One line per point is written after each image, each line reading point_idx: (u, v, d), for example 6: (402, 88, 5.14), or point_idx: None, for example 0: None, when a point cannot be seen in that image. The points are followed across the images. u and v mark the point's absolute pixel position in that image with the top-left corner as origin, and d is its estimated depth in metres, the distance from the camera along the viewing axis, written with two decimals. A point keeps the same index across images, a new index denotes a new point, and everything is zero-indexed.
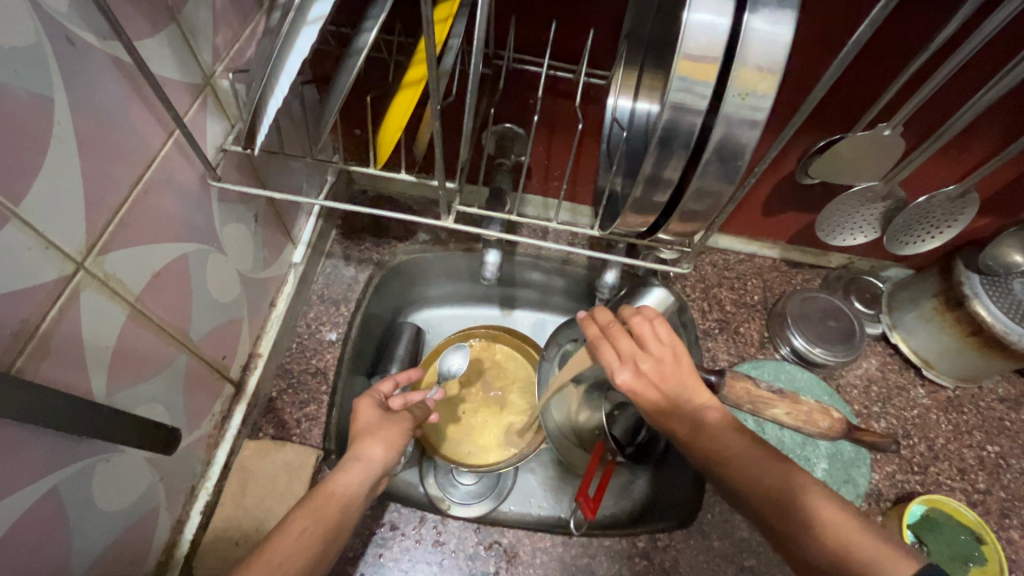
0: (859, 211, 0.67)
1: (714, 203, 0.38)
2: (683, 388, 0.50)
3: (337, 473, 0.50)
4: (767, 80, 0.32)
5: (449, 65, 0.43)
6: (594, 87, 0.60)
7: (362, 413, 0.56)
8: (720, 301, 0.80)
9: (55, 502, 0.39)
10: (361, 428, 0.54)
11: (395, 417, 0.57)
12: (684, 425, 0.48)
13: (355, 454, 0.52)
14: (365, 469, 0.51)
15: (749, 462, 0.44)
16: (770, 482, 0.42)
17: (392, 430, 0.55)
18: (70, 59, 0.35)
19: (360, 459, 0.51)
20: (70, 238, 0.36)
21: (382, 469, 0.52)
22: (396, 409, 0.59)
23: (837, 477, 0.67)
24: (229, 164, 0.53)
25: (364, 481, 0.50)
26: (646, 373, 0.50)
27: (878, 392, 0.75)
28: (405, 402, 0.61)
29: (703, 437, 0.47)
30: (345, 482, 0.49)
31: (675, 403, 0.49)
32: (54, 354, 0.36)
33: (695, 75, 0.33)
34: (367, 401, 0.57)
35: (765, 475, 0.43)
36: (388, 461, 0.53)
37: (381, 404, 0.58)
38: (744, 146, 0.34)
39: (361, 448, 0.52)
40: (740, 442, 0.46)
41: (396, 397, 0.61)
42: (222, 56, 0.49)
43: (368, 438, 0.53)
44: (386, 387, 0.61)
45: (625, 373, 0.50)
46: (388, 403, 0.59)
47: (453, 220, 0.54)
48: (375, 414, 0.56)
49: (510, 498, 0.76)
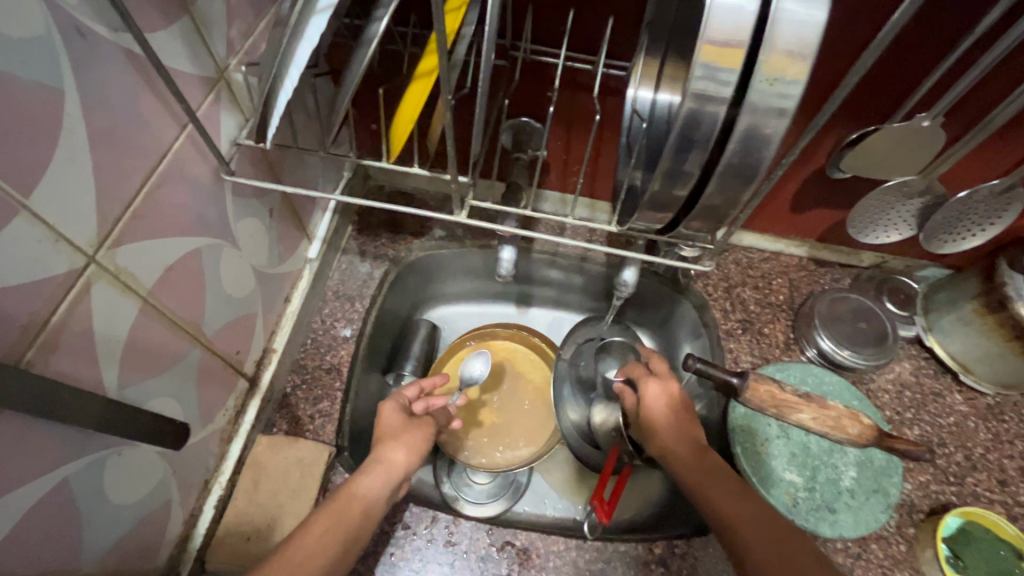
0: (894, 207, 0.64)
1: (740, 199, 0.36)
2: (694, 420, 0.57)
3: (360, 475, 0.50)
4: (798, 64, 0.29)
5: (461, 55, 0.41)
6: (614, 77, 0.58)
7: (385, 418, 0.56)
8: (744, 300, 0.77)
9: (64, 495, 0.39)
10: (384, 434, 0.54)
11: (418, 423, 0.56)
12: (687, 445, 0.53)
13: (378, 457, 0.51)
14: (388, 471, 0.51)
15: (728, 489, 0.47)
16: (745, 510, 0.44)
17: (416, 435, 0.54)
18: (81, 50, 0.34)
19: (383, 462, 0.51)
20: (80, 230, 0.36)
21: (405, 473, 0.52)
22: (418, 415, 0.59)
23: (865, 487, 0.63)
24: (243, 158, 0.53)
25: (386, 485, 0.50)
26: (670, 391, 0.58)
27: (911, 398, 0.71)
28: (427, 407, 0.60)
29: (703, 459, 0.51)
30: (367, 485, 0.49)
31: (688, 424, 0.56)
32: (64, 347, 0.36)
33: (719, 61, 0.30)
34: (390, 406, 0.57)
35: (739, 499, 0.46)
36: (410, 466, 0.53)
37: (404, 410, 0.58)
38: (770, 137, 0.32)
39: (384, 451, 0.52)
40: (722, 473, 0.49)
41: (418, 402, 0.60)
42: (236, 49, 0.48)
43: (391, 442, 0.53)
44: (410, 393, 0.61)
45: (653, 386, 0.58)
46: (411, 408, 0.59)
47: (467, 216, 0.52)
48: (399, 420, 0.56)
49: (524, 499, 0.75)
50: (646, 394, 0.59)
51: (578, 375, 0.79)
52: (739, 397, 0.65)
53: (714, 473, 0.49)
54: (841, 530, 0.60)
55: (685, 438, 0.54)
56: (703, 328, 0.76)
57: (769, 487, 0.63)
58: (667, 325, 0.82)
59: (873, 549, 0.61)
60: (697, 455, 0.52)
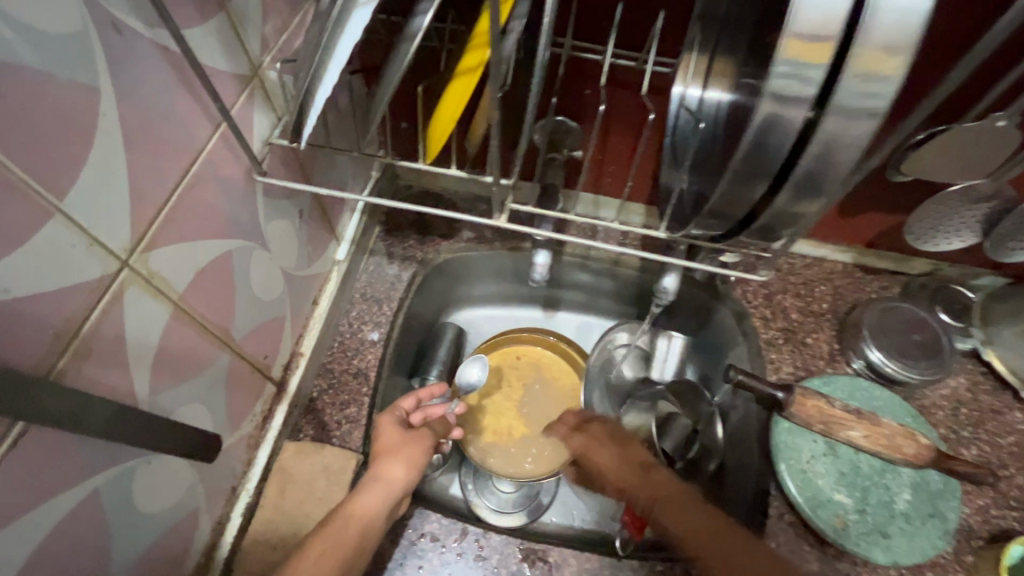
0: (957, 213, 0.61)
1: (811, 207, 0.33)
2: (630, 444, 0.61)
3: (359, 495, 0.50)
4: (894, 59, 0.26)
5: (509, 51, 0.36)
6: (659, 75, 0.55)
7: (383, 432, 0.54)
8: (785, 308, 0.74)
9: (94, 506, 0.38)
10: (382, 449, 0.53)
11: (415, 435, 0.56)
12: (626, 472, 0.57)
13: (376, 473, 0.51)
14: (387, 487, 0.51)
15: (675, 501, 0.51)
16: (696, 519, 0.48)
17: (413, 450, 0.54)
18: (117, 46, 0.33)
19: (380, 479, 0.51)
20: (114, 233, 0.35)
21: (404, 488, 0.52)
22: (416, 427, 0.57)
23: (921, 510, 0.59)
24: (275, 158, 0.51)
25: (386, 502, 0.50)
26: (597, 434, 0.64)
27: (967, 415, 0.67)
28: (425, 417, 0.58)
29: (646, 481, 0.55)
30: (367, 504, 0.49)
31: (624, 451, 0.60)
32: (97, 354, 0.35)
33: (804, 57, 0.27)
34: (387, 420, 0.56)
35: (687, 510, 0.49)
36: (409, 481, 0.53)
37: (403, 423, 0.56)
38: (855, 139, 0.29)
39: (382, 467, 0.52)
40: (669, 487, 0.53)
41: (416, 413, 0.58)
42: (270, 46, 0.47)
43: (389, 458, 0.53)
44: (407, 404, 0.58)
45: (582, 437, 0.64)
46: (407, 420, 0.57)
47: (507, 220, 0.50)
48: (398, 434, 0.55)
49: (551, 509, 0.73)
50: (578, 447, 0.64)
51: (608, 381, 0.79)
52: (783, 412, 0.62)
53: (665, 494, 0.52)
54: (896, 557, 0.57)
55: (631, 464, 0.58)
56: (741, 336, 0.72)
57: (817, 508, 0.59)
58: (701, 331, 0.79)
59: None
60: (638, 475, 0.56)
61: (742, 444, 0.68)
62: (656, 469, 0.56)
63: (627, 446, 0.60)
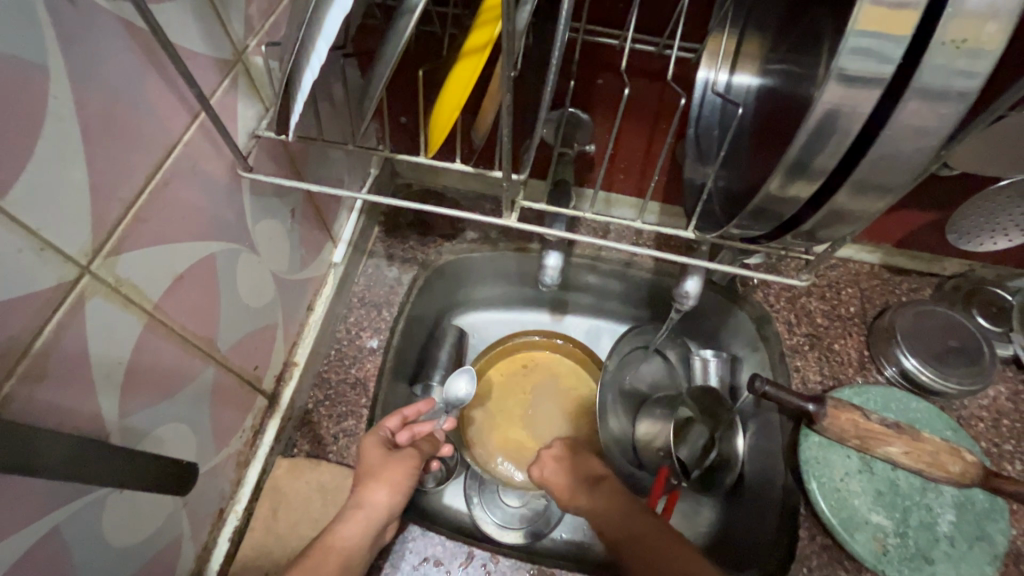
0: (1005, 211, 0.56)
1: (874, 204, 0.29)
2: (583, 462, 0.61)
3: (339, 524, 0.47)
4: (995, 24, 0.21)
5: (522, 26, 0.32)
6: (680, 62, 0.51)
7: (365, 455, 0.51)
8: (810, 312, 0.69)
9: (53, 545, 0.33)
10: (363, 471, 0.51)
11: (402, 454, 0.52)
12: (584, 497, 0.57)
13: (357, 501, 0.49)
14: (367, 520, 0.48)
15: (616, 516, 0.54)
16: (631, 530, 0.53)
17: (400, 472, 0.51)
18: (69, 19, 0.29)
19: (362, 507, 0.48)
20: (71, 236, 0.31)
21: (388, 515, 0.49)
22: (403, 447, 0.53)
23: (967, 533, 0.54)
24: (262, 152, 0.47)
25: (366, 532, 0.48)
26: (550, 459, 0.62)
27: (1010, 427, 0.63)
28: (412, 436, 0.55)
29: (597, 500, 0.56)
30: (347, 533, 0.47)
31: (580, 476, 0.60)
32: (52, 374, 0.31)
33: (881, 28, 0.22)
34: (371, 441, 0.52)
35: (622, 524, 0.53)
36: (394, 504, 0.50)
37: (387, 442, 0.53)
38: (941, 123, 0.24)
39: (364, 495, 0.49)
40: (610, 501, 0.56)
41: (403, 431, 0.55)
42: (255, 28, 0.43)
43: (372, 481, 0.50)
44: (392, 422, 0.55)
45: (538, 466, 0.62)
46: (394, 440, 0.54)
47: (517, 219, 0.45)
48: (380, 454, 0.51)
49: (562, 525, 0.67)
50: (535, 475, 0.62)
51: (622, 386, 0.70)
52: (814, 425, 0.57)
53: (610, 517, 0.54)
54: None
55: (578, 482, 0.59)
56: (762, 341, 0.69)
57: (854, 530, 0.54)
58: (717, 336, 0.75)
59: None
60: (591, 498, 0.57)
61: (767, 456, 0.64)
62: (605, 485, 0.58)
63: (577, 464, 0.61)
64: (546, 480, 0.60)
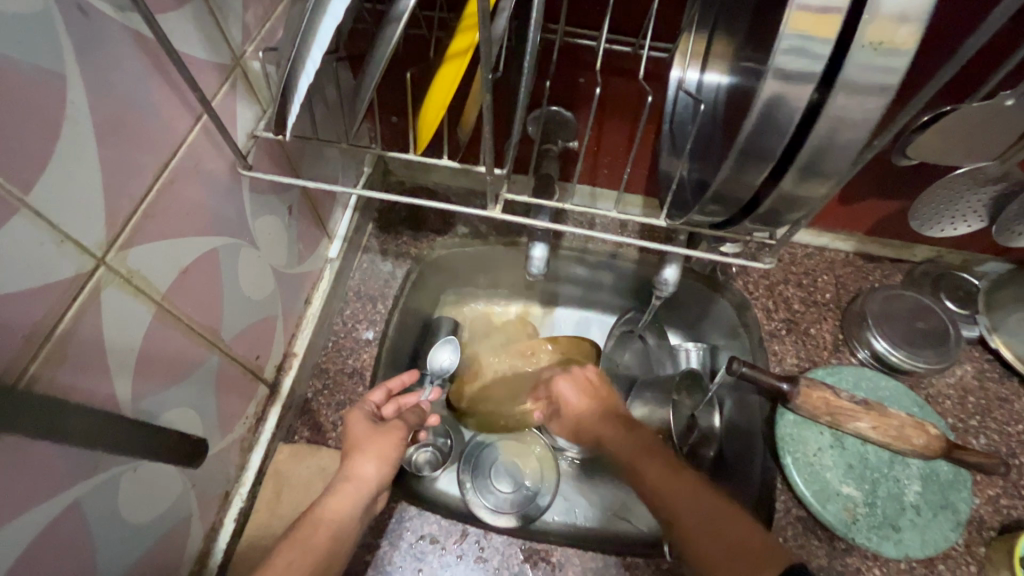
0: (963, 196, 0.59)
1: (819, 189, 0.32)
2: (610, 402, 0.60)
3: (329, 499, 0.50)
4: (907, 29, 0.24)
5: (500, 30, 0.35)
6: (655, 61, 0.54)
7: (351, 427, 0.54)
8: (787, 299, 0.72)
9: (75, 516, 0.36)
10: (350, 444, 0.53)
11: (388, 426, 0.55)
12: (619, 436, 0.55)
13: (348, 473, 0.51)
14: (357, 491, 0.50)
15: (656, 461, 0.51)
16: (670, 482, 0.48)
17: (384, 443, 0.53)
18: (83, 30, 0.31)
19: (352, 479, 0.51)
20: (88, 229, 0.33)
21: (377, 486, 0.52)
22: (389, 418, 0.57)
23: (933, 502, 0.58)
24: (261, 152, 0.50)
25: (356, 505, 0.50)
26: (577, 382, 0.62)
27: (975, 404, 0.66)
28: (397, 408, 0.59)
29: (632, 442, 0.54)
30: (335, 507, 0.49)
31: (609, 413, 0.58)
32: (72, 359, 0.33)
33: (810, 31, 0.25)
34: (357, 414, 0.55)
35: (664, 473, 0.49)
36: (382, 477, 0.52)
37: (373, 416, 0.56)
38: (868, 115, 0.27)
39: (352, 468, 0.51)
40: (645, 448, 0.52)
41: (388, 405, 0.59)
42: (252, 35, 0.45)
43: (359, 455, 0.52)
44: (377, 397, 0.59)
45: (565, 383, 0.61)
46: (379, 413, 0.57)
47: (502, 211, 0.48)
48: (366, 425, 0.54)
49: (553, 507, 0.68)
50: (557, 392, 0.62)
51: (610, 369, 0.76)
52: (788, 403, 0.60)
53: (643, 460, 0.51)
54: (907, 551, 0.56)
55: (608, 420, 0.57)
56: (742, 327, 0.71)
57: (825, 501, 0.58)
58: (700, 325, 0.77)
59: (941, 570, 0.57)
60: (625, 436, 0.55)
61: (744, 433, 0.68)
62: (641, 429, 0.55)
63: (603, 398, 0.60)
64: (571, 404, 0.60)
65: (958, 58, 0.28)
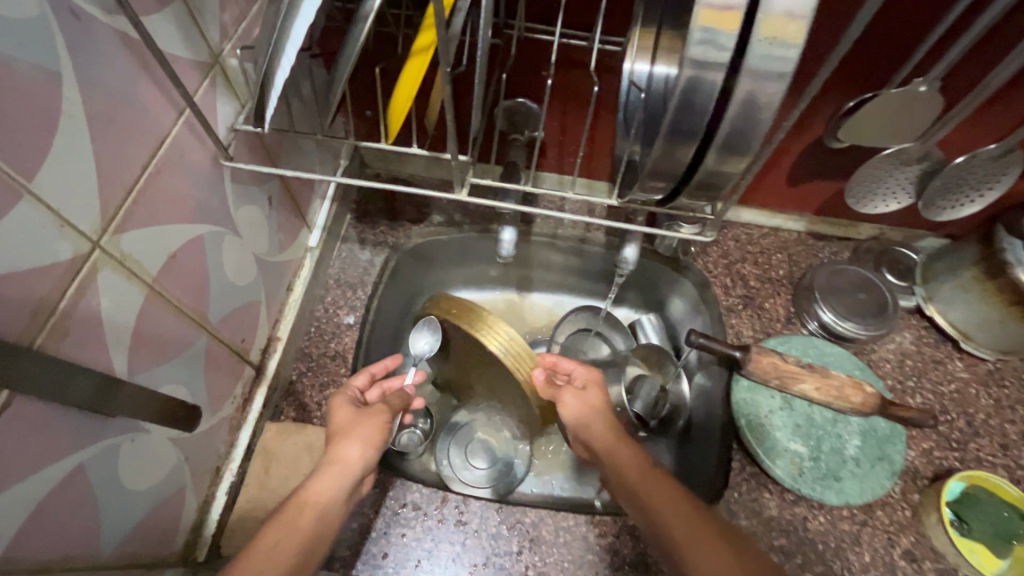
0: (892, 174, 0.64)
1: (739, 165, 0.36)
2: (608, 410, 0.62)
3: (314, 481, 0.52)
4: (797, 25, 0.29)
5: (457, 30, 0.39)
6: (609, 54, 0.58)
7: (337, 413, 0.58)
8: (744, 276, 0.77)
9: (80, 480, 0.39)
10: (336, 429, 0.56)
11: (369, 411, 0.59)
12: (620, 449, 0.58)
13: (333, 456, 0.54)
14: (343, 471, 0.54)
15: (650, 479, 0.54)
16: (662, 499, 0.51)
17: (369, 428, 0.57)
18: (75, 31, 0.34)
19: (336, 462, 0.54)
20: (84, 214, 0.36)
21: (361, 469, 0.55)
22: (372, 403, 0.61)
23: (870, 454, 0.63)
24: (241, 144, 0.53)
25: (344, 481, 0.53)
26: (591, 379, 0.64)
27: (912, 366, 0.72)
28: (381, 392, 0.63)
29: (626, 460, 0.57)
30: (321, 474, 0.53)
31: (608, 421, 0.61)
32: (74, 334, 0.37)
33: (718, 24, 0.29)
34: (342, 400, 0.59)
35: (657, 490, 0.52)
36: (365, 459, 0.55)
37: (355, 402, 0.60)
38: (771, 99, 0.32)
39: (335, 452, 0.54)
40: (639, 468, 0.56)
41: (372, 389, 0.62)
42: (229, 33, 0.48)
43: (345, 439, 0.55)
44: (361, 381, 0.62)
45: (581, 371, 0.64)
46: (364, 397, 0.61)
47: (467, 194, 0.51)
48: (347, 413, 0.58)
49: (529, 479, 0.73)
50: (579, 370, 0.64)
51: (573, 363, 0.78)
52: (741, 370, 0.65)
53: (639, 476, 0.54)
54: (847, 498, 0.61)
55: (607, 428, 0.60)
56: (703, 304, 0.75)
57: (775, 457, 0.63)
58: (663, 300, 0.81)
59: (878, 515, 0.63)
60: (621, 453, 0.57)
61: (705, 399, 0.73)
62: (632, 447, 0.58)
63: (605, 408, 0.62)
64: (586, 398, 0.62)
65: (846, 50, 0.33)
